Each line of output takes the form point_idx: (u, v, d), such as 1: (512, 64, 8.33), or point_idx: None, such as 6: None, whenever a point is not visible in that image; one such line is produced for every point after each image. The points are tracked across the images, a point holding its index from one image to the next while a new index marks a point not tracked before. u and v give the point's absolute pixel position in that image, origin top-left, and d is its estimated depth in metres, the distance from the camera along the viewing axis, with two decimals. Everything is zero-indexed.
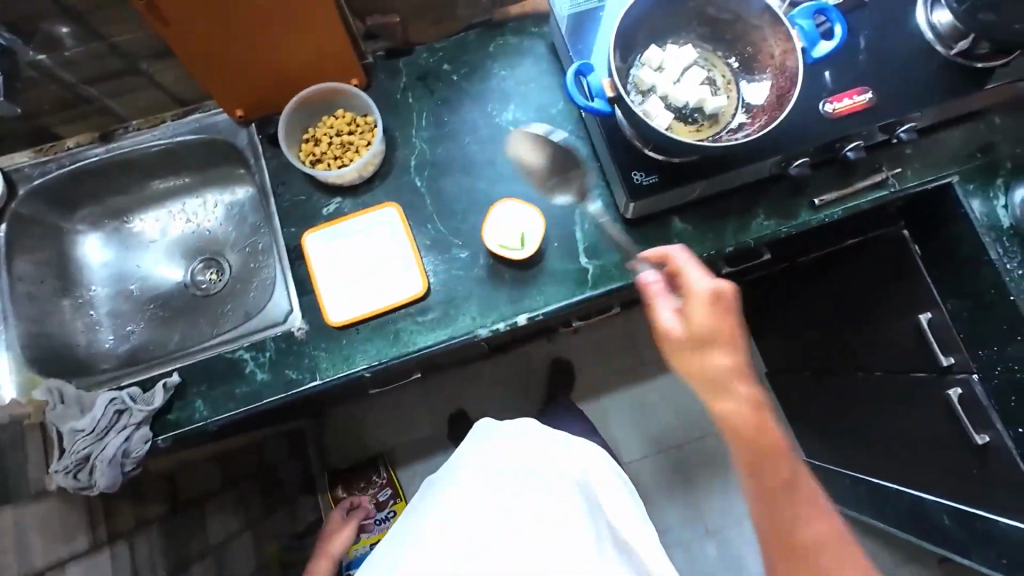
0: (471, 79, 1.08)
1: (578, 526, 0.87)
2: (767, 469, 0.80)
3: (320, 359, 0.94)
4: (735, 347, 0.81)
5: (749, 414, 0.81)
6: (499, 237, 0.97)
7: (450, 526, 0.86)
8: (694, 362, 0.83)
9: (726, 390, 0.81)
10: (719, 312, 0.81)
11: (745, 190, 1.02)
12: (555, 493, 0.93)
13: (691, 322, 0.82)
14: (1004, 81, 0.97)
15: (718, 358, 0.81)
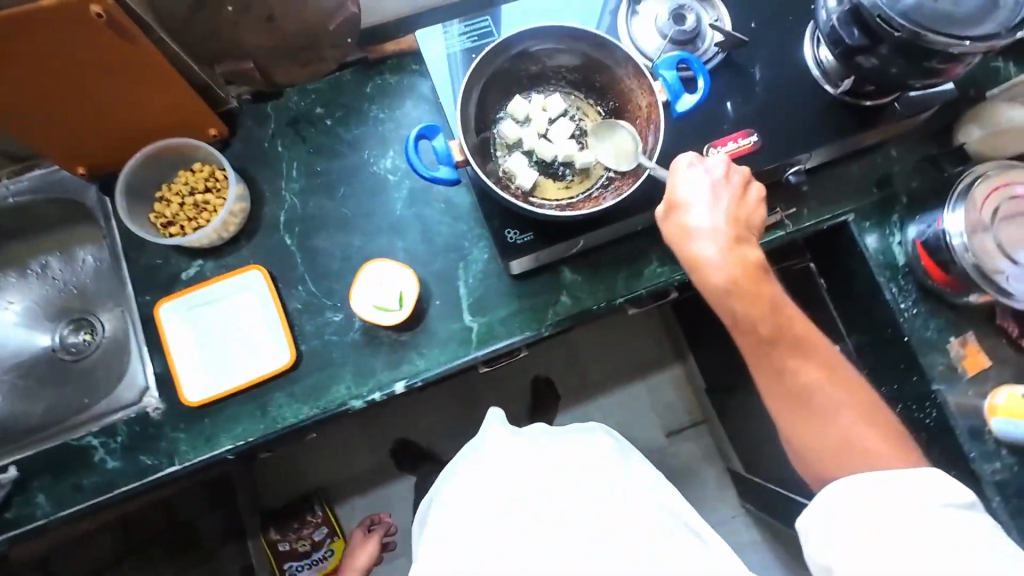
0: (346, 123, 0.99)
1: (575, 522, 0.80)
2: (773, 346, 0.73)
3: (179, 441, 0.87)
4: (729, 237, 0.73)
5: (745, 286, 0.72)
6: (372, 301, 0.90)
7: (443, 520, 0.86)
8: (683, 242, 0.75)
9: (719, 288, 0.72)
10: (714, 192, 0.75)
11: (635, 238, 0.98)
12: (551, 484, 0.86)
13: (677, 196, 0.75)
14: (891, 120, 0.95)
15: (710, 255, 0.73)
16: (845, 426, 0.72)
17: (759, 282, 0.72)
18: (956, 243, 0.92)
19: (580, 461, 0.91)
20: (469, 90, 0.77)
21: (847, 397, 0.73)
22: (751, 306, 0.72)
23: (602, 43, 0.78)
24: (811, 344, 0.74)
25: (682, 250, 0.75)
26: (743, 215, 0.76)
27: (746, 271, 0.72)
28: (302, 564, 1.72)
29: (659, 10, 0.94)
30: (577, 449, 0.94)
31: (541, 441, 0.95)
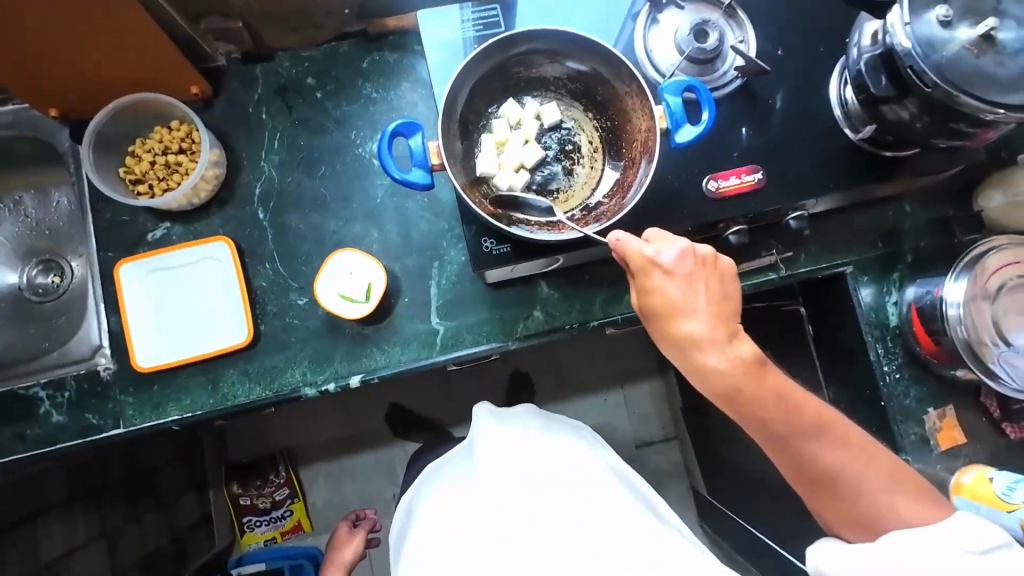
0: (337, 98, 0.95)
1: (567, 524, 0.74)
2: (788, 439, 0.70)
3: (126, 405, 0.86)
4: (718, 337, 0.69)
5: (746, 380, 0.69)
6: (337, 290, 0.87)
7: (438, 538, 0.81)
8: (678, 348, 0.71)
9: (724, 392, 0.70)
10: (688, 285, 0.69)
11: (619, 261, 0.93)
12: (540, 485, 0.79)
13: (661, 305, 0.70)
14: (908, 175, 0.89)
15: (708, 358, 0.69)
16: (865, 489, 0.70)
17: (756, 372, 0.69)
18: (951, 313, 0.87)
19: (572, 462, 0.86)
20: (459, 86, 0.72)
21: (867, 460, 0.70)
22: (753, 404, 0.69)
23: (608, 57, 0.73)
24: (815, 414, 0.71)
25: (677, 354, 0.71)
26: (721, 299, 0.70)
27: (743, 367, 0.69)
28: (260, 520, 1.77)
29: (681, 22, 0.87)
30: (568, 450, 0.89)
31: (526, 436, 0.89)
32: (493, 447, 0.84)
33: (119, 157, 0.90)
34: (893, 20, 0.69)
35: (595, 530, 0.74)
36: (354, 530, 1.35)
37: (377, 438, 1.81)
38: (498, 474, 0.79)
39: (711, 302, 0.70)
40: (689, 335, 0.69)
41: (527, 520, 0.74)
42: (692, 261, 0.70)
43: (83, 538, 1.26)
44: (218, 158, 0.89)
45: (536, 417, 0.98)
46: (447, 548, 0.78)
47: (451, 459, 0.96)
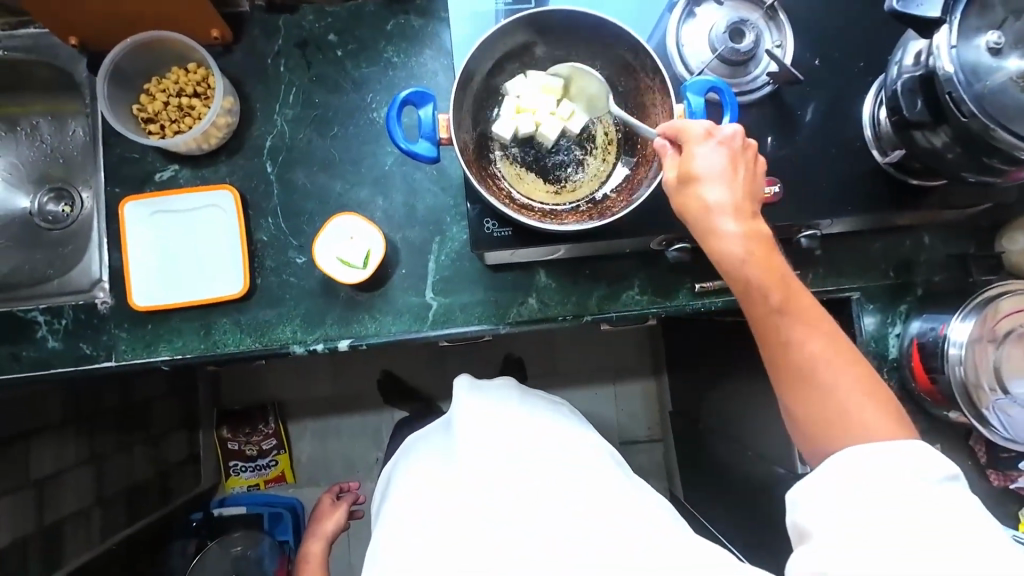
0: (356, 58, 0.93)
1: (554, 499, 0.72)
2: (783, 317, 0.60)
3: (120, 339, 0.87)
4: (740, 205, 0.62)
5: (755, 264, 0.61)
6: (335, 253, 0.87)
7: (421, 512, 0.76)
8: (697, 212, 0.63)
9: (732, 259, 0.61)
10: (730, 160, 0.63)
11: (621, 259, 0.92)
12: (528, 462, 0.78)
13: (692, 166, 0.63)
14: (930, 206, 0.86)
15: (724, 224, 0.62)
16: (845, 399, 0.56)
17: (769, 251, 0.62)
18: (952, 352, 0.84)
19: (556, 443, 0.86)
20: (478, 60, 0.71)
21: (861, 374, 0.58)
22: (763, 283, 0.60)
23: (634, 47, 0.70)
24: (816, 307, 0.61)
25: (693, 220, 0.64)
26: (755, 184, 0.64)
27: (759, 241, 0.61)
28: (246, 465, 1.82)
29: (717, 19, 0.84)
30: (552, 433, 0.88)
31: (508, 414, 0.89)
32: (477, 423, 0.83)
33: (133, 94, 0.90)
34: (939, 41, 0.65)
35: (580, 506, 0.72)
36: (337, 502, 1.36)
37: (366, 402, 1.84)
38: (484, 450, 0.78)
39: (745, 177, 0.64)
40: (702, 185, 0.63)
41: (514, 495, 0.71)
42: (740, 144, 0.64)
43: (72, 461, 1.30)
44: (230, 106, 0.88)
45: (516, 396, 0.97)
46: (426, 527, 0.73)
47: (427, 440, 0.94)
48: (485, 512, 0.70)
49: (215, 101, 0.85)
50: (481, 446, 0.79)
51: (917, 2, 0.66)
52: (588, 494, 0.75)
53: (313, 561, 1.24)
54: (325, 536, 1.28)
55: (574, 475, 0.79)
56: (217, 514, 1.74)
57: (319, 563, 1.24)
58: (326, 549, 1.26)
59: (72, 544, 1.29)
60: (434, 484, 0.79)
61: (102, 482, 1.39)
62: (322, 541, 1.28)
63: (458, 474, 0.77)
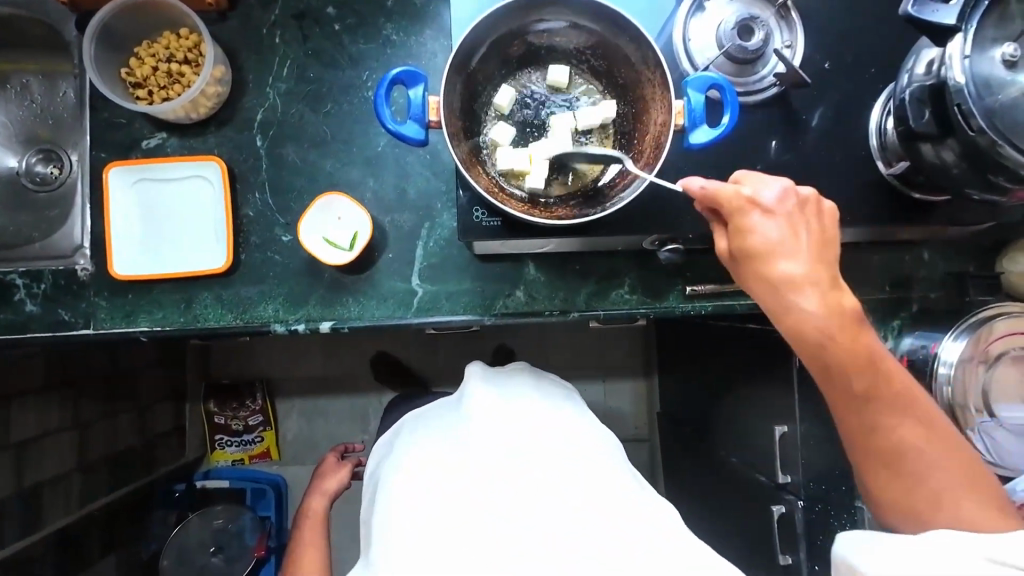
0: (354, 34, 0.91)
1: (554, 496, 0.70)
2: (870, 403, 0.66)
3: (99, 308, 0.86)
4: (817, 279, 0.64)
5: (837, 338, 0.64)
6: (322, 234, 0.86)
7: (417, 496, 0.72)
8: (766, 287, 0.65)
9: (811, 339, 0.64)
10: (789, 226, 0.64)
11: (613, 256, 0.91)
12: (529, 454, 0.75)
13: (751, 241, 0.65)
14: (930, 221, 0.85)
15: (803, 302, 0.64)
16: (934, 479, 0.65)
17: (853, 326, 0.64)
18: (941, 371, 0.83)
19: (563, 429, 0.82)
20: (474, 40, 0.67)
21: (946, 446, 0.66)
22: (831, 350, 0.64)
23: (637, 38, 0.67)
24: (866, 364, 0.64)
25: (766, 295, 0.66)
26: (824, 245, 0.66)
27: (840, 316, 0.63)
28: (232, 440, 1.81)
29: (726, 14, 0.81)
30: (556, 417, 0.84)
31: (513, 402, 0.84)
32: (484, 414, 0.79)
33: (123, 57, 0.87)
34: (952, 50, 0.63)
35: (581, 503, 0.71)
36: (341, 463, 1.32)
37: (354, 383, 1.84)
38: (487, 444, 0.74)
39: (812, 240, 0.65)
40: (771, 258, 0.64)
41: (518, 493, 0.70)
42: (794, 202, 0.65)
43: (55, 426, 1.30)
44: (221, 75, 0.85)
45: (524, 380, 0.93)
46: (422, 514, 0.70)
47: (425, 411, 0.90)
48: (488, 510, 0.69)
49: (205, 69, 0.82)
50: (485, 440, 0.75)
51: (932, 9, 0.63)
52: (590, 488, 0.73)
53: (312, 518, 1.15)
54: (327, 493, 1.22)
55: (579, 465, 0.76)
56: (200, 486, 1.72)
57: (319, 519, 1.15)
58: (327, 507, 1.19)
59: (50, 509, 1.29)
60: (430, 466, 0.75)
61: (84, 447, 1.39)
62: (324, 497, 1.22)
63: (460, 460, 0.74)
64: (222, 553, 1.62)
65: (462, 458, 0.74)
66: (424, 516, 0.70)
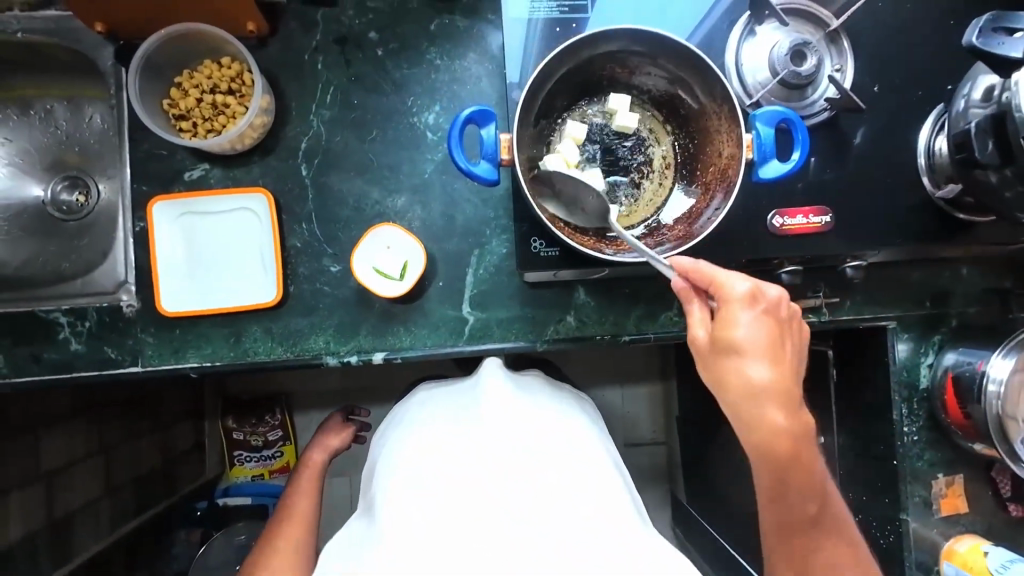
0: (398, 58, 0.89)
1: (565, 500, 0.67)
2: (811, 509, 0.69)
3: (146, 344, 0.84)
4: (782, 400, 0.65)
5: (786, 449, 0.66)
6: (372, 264, 0.85)
7: (422, 490, 0.68)
8: (739, 388, 0.65)
9: (777, 450, 0.65)
10: (776, 358, 0.65)
11: (661, 280, 0.91)
12: (542, 453, 0.71)
13: (735, 338, 0.64)
14: (973, 240, 0.86)
15: (773, 415, 0.65)
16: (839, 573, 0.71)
17: (806, 441, 0.67)
18: (989, 388, 0.84)
19: (574, 439, 0.77)
20: (543, 75, 0.67)
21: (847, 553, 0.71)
22: (784, 452, 0.66)
23: (705, 71, 0.67)
24: (805, 473, 0.67)
25: (734, 394, 0.66)
26: (795, 370, 0.67)
27: (801, 430, 0.66)
28: (250, 456, 1.78)
29: (778, 38, 0.81)
30: (568, 426, 0.80)
31: (529, 402, 0.80)
32: (502, 410, 0.75)
33: (162, 87, 0.85)
34: (1019, 79, 0.63)
35: (589, 523, 0.66)
36: (347, 422, 1.25)
37: (375, 396, 1.82)
38: (498, 440, 0.70)
39: (789, 364, 0.66)
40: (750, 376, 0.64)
41: (526, 500, 0.65)
42: (781, 317, 0.66)
43: (82, 453, 1.28)
44: (267, 105, 0.84)
45: (540, 387, 0.89)
46: (428, 505, 0.66)
47: (434, 395, 0.87)
48: (492, 510, 0.64)
49: (253, 101, 0.81)
50: (498, 436, 0.71)
51: (998, 41, 0.64)
52: (600, 508, 0.69)
53: (310, 469, 1.12)
54: (329, 448, 1.17)
55: (588, 479, 0.71)
56: (222, 504, 1.70)
57: (317, 472, 1.12)
58: (327, 461, 1.15)
59: (80, 538, 1.26)
60: (434, 457, 0.72)
61: (110, 473, 1.37)
62: (324, 453, 1.16)
63: (472, 455, 0.70)
64: None
65: (471, 452, 0.70)
66: (422, 506, 0.67)
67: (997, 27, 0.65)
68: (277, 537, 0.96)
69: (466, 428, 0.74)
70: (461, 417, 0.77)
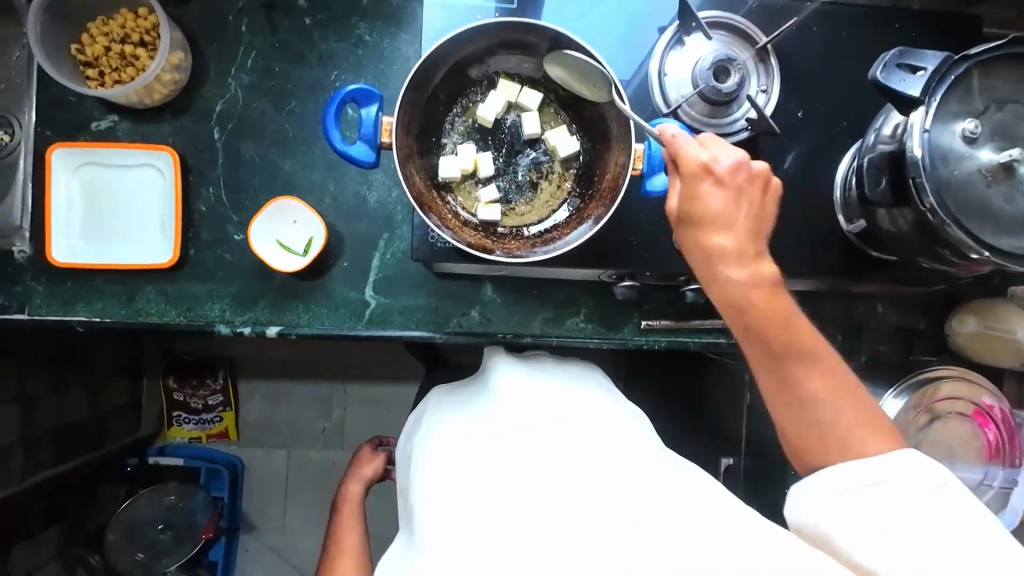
0: (325, 30, 0.87)
1: (609, 462, 0.59)
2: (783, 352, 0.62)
3: (35, 293, 0.83)
4: (746, 243, 0.64)
5: (766, 302, 0.63)
6: (277, 238, 0.84)
7: (448, 475, 0.61)
8: (700, 250, 0.65)
9: (735, 302, 0.64)
10: (735, 195, 0.64)
11: (570, 284, 0.90)
12: (567, 422, 0.65)
13: (696, 204, 0.64)
14: (884, 277, 0.85)
15: (734, 265, 0.64)
16: (836, 428, 0.60)
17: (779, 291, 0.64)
18: None
19: (596, 409, 0.70)
20: (437, 59, 0.66)
21: (851, 405, 0.61)
22: (759, 322, 0.63)
23: (605, 74, 0.66)
24: (778, 310, 0.63)
25: (698, 259, 0.66)
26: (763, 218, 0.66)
27: (762, 275, 0.64)
28: (190, 417, 1.70)
29: (703, 51, 0.80)
30: (595, 407, 0.71)
31: (547, 386, 0.74)
32: (514, 392, 0.71)
33: (75, 32, 0.83)
34: (914, 120, 0.63)
35: (620, 482, 0.57)
36: (377, 450, 1.14)
37: (317, 370, 1.75)
38: (509, 424, 0.64)
39: (750, 209, 0.65)
40: (692, 196, 0.65)
41: (544, 471, 0.57)
42: (746, 175, 0.64)
43: None
44: (178, 62, 0.82)
45: (561, 370, 0.81)
46: (459, 491, 0.59)
47: (450, 400, 0.79)
48: (509, 491, 0.56)
49: (161, 55, 0.79)
50: (510, 421, 0.65)
51: (900, 77, 0.63)
52: (630, 468, 0.59)
53: (348, 505, 1.04)
54: (365, 479, 1.07)
55: (616, 444, 0.63)
56: (152, 462, 1.65)
57: (356, 507, 1.04)
58: (365, 492, 1.07)
59: None
60: (451, 455, 0.64)
61: (29, 420, 1.28)
62: (361, 485, 1.07)
63: (496, 432, 0.64)
64: (172, 530, 1.57)
65: (494, 431, 0.64)
66: (459, 517, 0.56)
67: (901, 62, 0.63)
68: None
69: (477, 422, 0.68)
70: (475, 414, 0.70)
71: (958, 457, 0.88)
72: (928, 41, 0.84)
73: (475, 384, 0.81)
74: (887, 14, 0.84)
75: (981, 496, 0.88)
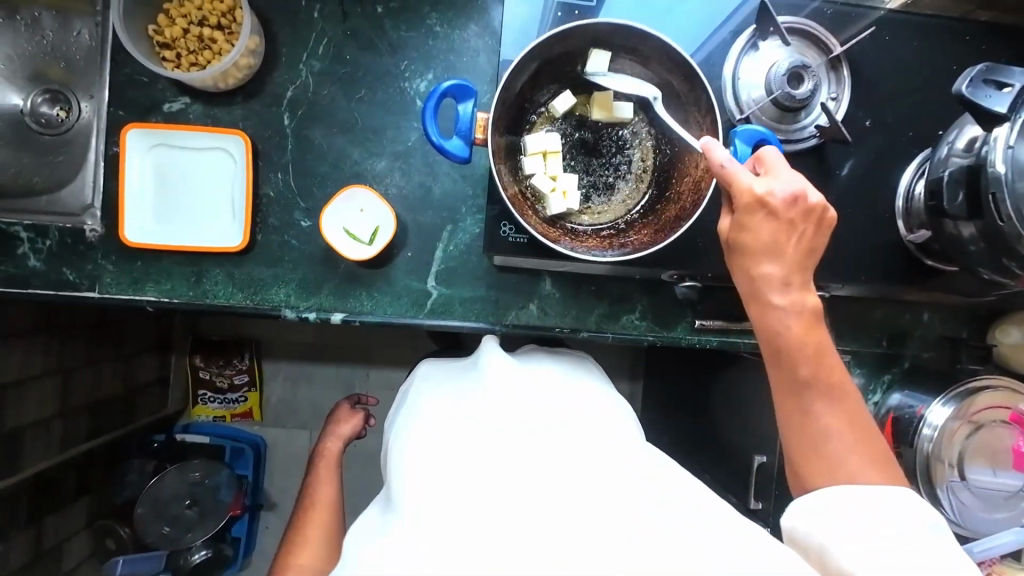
0: (397, 19, 0.87)
1: (597, 469, 0.62)
2: (812, 392, 0.67)
3: (105, 271, 0.84)
4: (791, 281, 0.67)
5: (806, 340, 0.67)
6: (344, 225, 0.85)
7: (437, 450, 0.65)
8: (747, 280, 0.69)
9: (784, 338, 0.67)
10: (787, 227, 0.66)
11: (626, 282, 0.91)
12: (560, 426, 0.69)
13: (741, 234, 0.68)
14: (937, 287, 0.87)
15: (775, 297, 0.67)
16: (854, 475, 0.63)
17: (813, 330, 0.67)
18: (925, 431, 0.86)
19: (589, 411, 0.75)
20: (530, 57, 0.69)
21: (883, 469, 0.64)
22: (798, 357, 0.67)
23: (693, 77, 0.69)
24: (817, 363, 0.67)
25: (746, 286, 0.69)
26: (812, 252, 0.68)
27: (804, 314, 0.67)
28: (215, 396, 1.68)
29: (778, 58, 0.81)
30: (587, 415, 0.74)
31: (540, 385, 0.78)
32: (507, 387, 0.75)
33: (150, 12, 0.83)
34: (998, 134, 0.64)
35: (616, 493, 0.59)
36: (356, 409, 1.19)
37: (343, 355, 1.72)
38: (508, 421, 0.68)
39: (800, 248, 0.67)
40: (748, 228, 0.67)
41: (536, 477, 0.60)
42: (801, 209, 0.66)
43: (36, 371, 1.16)
44: (255, 47, 0.82)
45: (547, 357, 0.89)
46: (449, 471, 0.62)
47: (440, 379, 0.83)
48: (498, 492, 0.59)
49: (240, 40, 0.80)
50: (509, 420, 0.69)
51: (986, 93, 0.64)
52: (625, 479, 0.62)
53: (326, 459, 1.08)
54: (342, 436, 1.12)
55: (609, 452, 0.66)
56: (178, 439, 1.61)
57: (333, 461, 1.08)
58: (343, 450, 1.11)
59: (30, 453, 1.18)
60: (444, 430, 0.69)
61: (67, 394, 1.26)
62: (339, 441, 1.11)
63: (489, 425, 0.68)
64: (197, 506, 1.51)
65: (488, 423, 0.69)
66: (450, 501, 0.59)
67: (987, 78, 0.65)
68: (302, 537, 0.91)
69: (473, 407, 0.72)
70: (466, 399, 0.74)
71: (1003, 466, 0.90)
72: (997, 54, 0.85)
73: (464, 362, 0.87)
74: (957, 26, 0.85)
75: (1021, 502, 0.91)
